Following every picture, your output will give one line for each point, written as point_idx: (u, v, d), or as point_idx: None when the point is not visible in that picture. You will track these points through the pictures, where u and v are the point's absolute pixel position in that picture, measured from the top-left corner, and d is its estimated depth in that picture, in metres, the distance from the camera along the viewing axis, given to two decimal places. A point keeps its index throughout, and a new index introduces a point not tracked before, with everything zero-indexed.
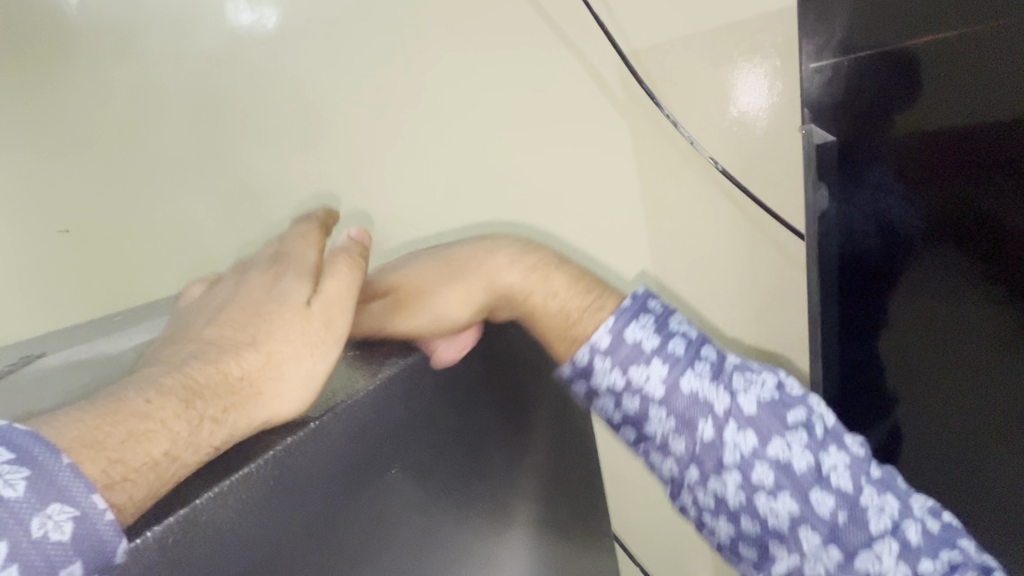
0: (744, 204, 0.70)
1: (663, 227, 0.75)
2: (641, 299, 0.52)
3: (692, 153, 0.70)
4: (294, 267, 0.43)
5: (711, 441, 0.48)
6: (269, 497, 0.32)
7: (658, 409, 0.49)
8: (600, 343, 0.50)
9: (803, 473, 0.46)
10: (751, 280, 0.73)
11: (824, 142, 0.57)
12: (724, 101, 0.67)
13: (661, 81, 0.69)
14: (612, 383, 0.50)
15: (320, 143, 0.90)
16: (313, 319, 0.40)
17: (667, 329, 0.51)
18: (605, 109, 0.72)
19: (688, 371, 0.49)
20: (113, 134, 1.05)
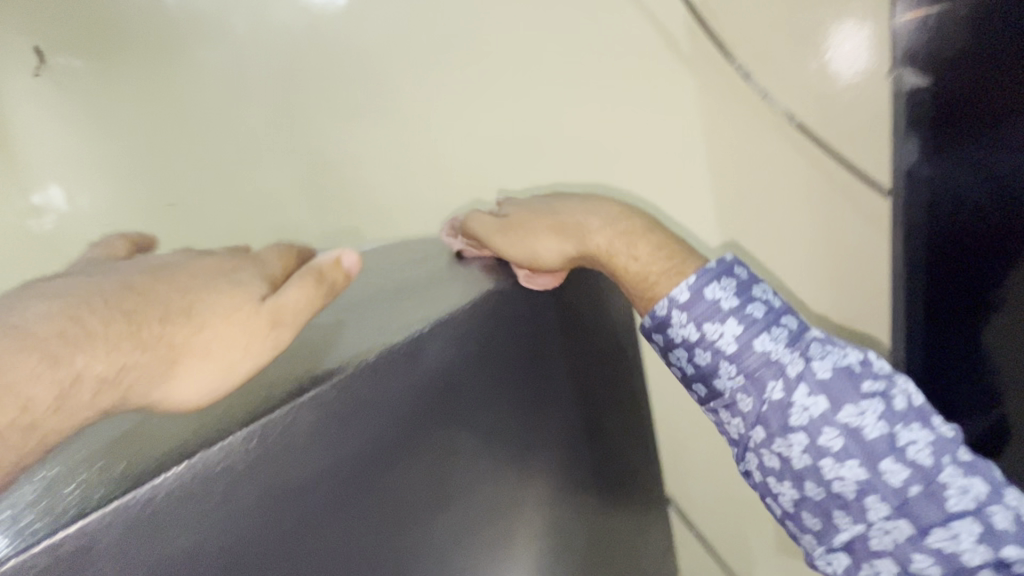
0: (821, 161, 0.65)
1: (731, 190, 0.70)
2: (729, 263, 0.54)
3: (764, 108, 0.66)
4: (279, 260, 0.43)
5: (780, 403, 0.51)
6: (320, 434, 0.38)
7: (727, 365, 0.52)
8: (680, 298, 0.53)
9: (875, 441, 0.49)
10: (826, 243, 0.68)
11: (914, 87, 0.53)
12: (804, 49, 0.62)
13: (734, 31, 0.64)
14: (685, 336, 0.53)
15: (381, 115, 0.92)
16: (260, 314, 0.37)
17: (747, 292, 0.53)
18: (670, 66, 0.68)
19: (762, 330, 0.52)
20: (207, 112, 1.15)
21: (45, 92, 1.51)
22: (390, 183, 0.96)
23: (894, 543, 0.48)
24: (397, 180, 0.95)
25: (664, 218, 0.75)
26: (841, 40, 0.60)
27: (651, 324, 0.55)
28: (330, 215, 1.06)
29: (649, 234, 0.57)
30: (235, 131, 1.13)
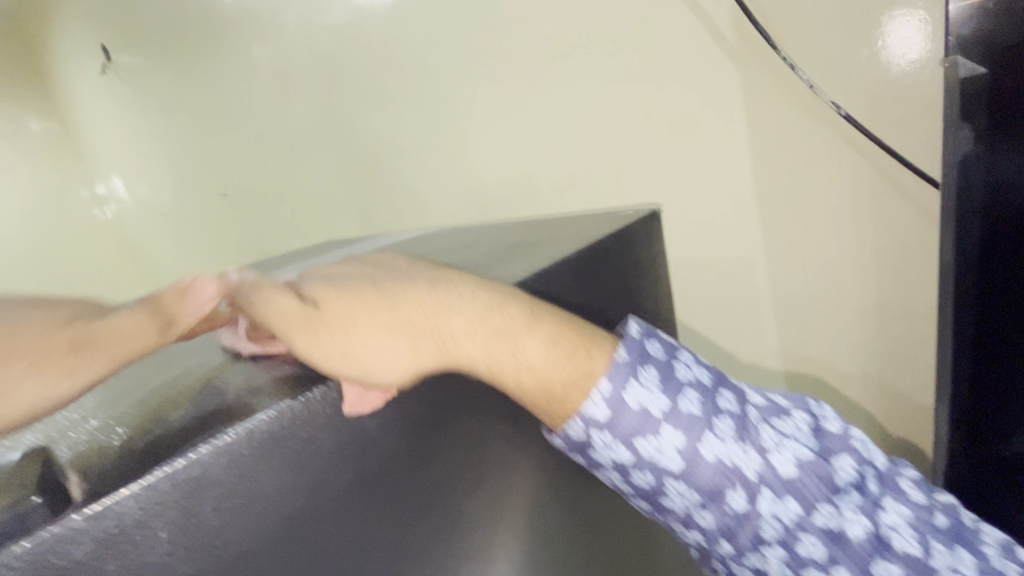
0: (871, 153, 0.63)
1: (774, 182, 0.69)
2: (640, 341, 0.37)
3: (810, 99, 0.64)
4: (432, 297, 0.33)
5: (745, 517, 0.36)
6: (324, 450, 0.27)
7: (675, 483, 0.36)
8: (596, 412, 0.35)
9: (856, 539, 0.36)
10: (875, 239, 0.65)
11: (969, 75, 0.47)
12: (852, 41, 0.61)
13: (780, 22, 0.63)
14: (615, 458, 0.36)
15: (425, 110, 0.94)
16: (61, 335, 0.26)
17: (674, 380, 0.37)
18: (714, 57, 0.67)
19: (707, 428, 0.36)
20: (261, 107, 1.21)
21: (111, 89, 1.61)
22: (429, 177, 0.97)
23: None
24: (437, 174, 0.96)
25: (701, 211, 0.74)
26: (893, 30, 0.59)
27: (565, 440, 0.36)
28: (374, 208, 1.09)
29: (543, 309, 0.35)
30: (285, 126, 1.19)
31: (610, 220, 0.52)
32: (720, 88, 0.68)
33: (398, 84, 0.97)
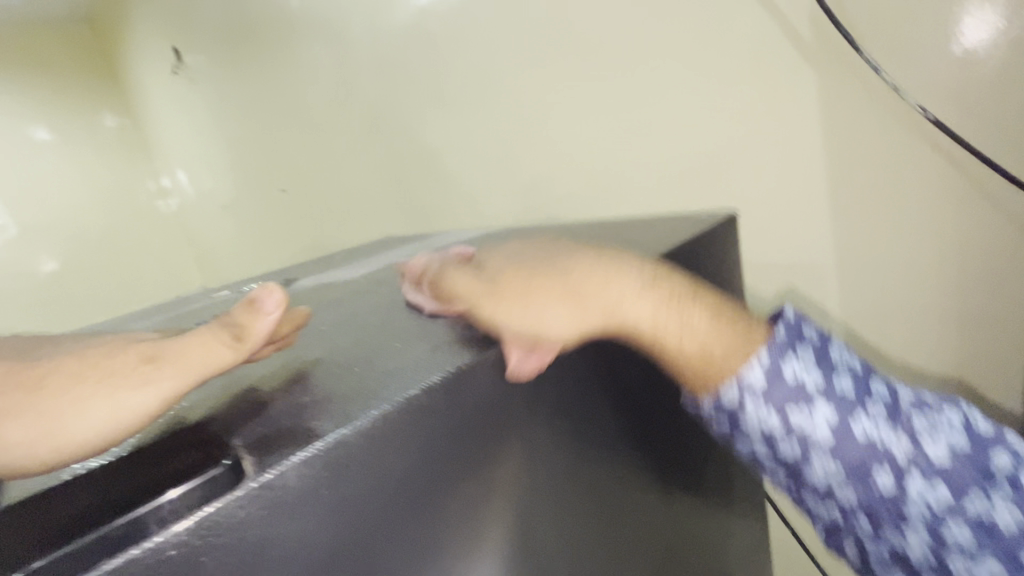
0: (961, 161, 0.58)
1: (848, 188, 0.65)
2: (795, 318, 0.39)
3: (893, 102, 0.60)
4: (603, 266, 0.38)
5: (893, 497, 0.35)
6: (355, 474, 0.26)
7: (820, 457, 0.36)
8: (751, 382, 0.37)
9: (1015, 535, 0.34)
10: (963, 253, 0.60)
11: None
12: (945, 40, 0.56)
13: (864, 20, 0.60)
14: (760, 426, 0.37)
15: (480, 109, 0.94)
16: (132, 353, 0.27)
17: (830, 359, 0.38)
18: (788, 58, 0.65)
19: (858, 410, 0.36)
20: (323, 106, 1.24)
21: (181, 89, 1.71)
22: (482, 177, 0.98)
23: None
24: (491, 173, 0.96)
25: (763, 212, 0.71)
26: (976, 27, 0.55)
27: (701, 409, 0.39)
28: (427, 206, 1.11)
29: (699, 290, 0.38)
30: (341, 123, 1.23)
31: (686, 223, 0.52)
32: (787, 83, 0.65)
33: (449, 80, 0.98)
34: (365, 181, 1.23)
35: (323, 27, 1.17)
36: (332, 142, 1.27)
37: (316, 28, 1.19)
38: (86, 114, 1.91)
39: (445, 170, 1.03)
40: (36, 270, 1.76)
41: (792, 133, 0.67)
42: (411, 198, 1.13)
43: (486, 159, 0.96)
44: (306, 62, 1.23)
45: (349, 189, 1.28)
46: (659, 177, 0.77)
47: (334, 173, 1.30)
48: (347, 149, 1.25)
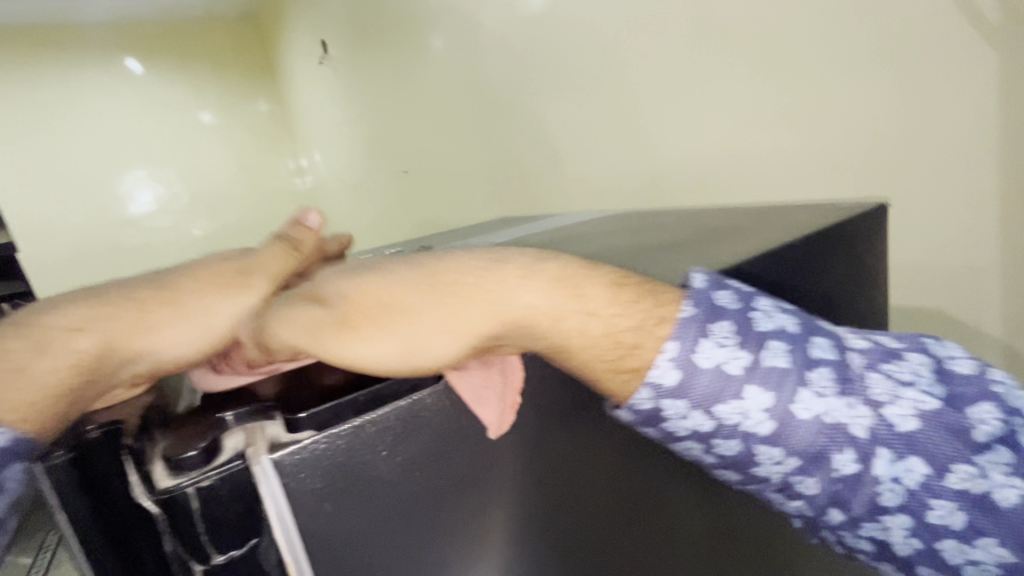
0: None
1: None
2: (797, 336, 0.32)
3: None
4: (489, 263, 0.30)
5: (857, 478, 0.32)
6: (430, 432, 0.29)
7: (764, 450, 0.32)
8: (664, 380, 0.31)
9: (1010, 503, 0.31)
10: None
11: None
12: None
13: None
14: (693, 426, 0.32)
15: (601, 97, 0.93)
16: (228, 268, 0.31)
17: (855, 384, 0.32)
18: (968, 38, 0.56)
19: (801, 387, 0.31)
20: (450, 93, 1.32)
21: (323, 76, 1.90)
22: (597, 163, 0.97)
23: None
24: (607, 160, 0.95)
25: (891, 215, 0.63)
26: None
27: (660, 434, 0.33)
28: (538, 190, 1.12)
29: (600, 265, 0.33)
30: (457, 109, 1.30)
31: (813, 215, 0.50)
32: (933, 70, 0.59)
33: (559, 68, 1.00)
34: (481, 163, 1.28)
35: (453, 18, 1.22)
36: (456, 127, 1.34)
37: (447, 19, 1.25)
38: (244, 98, 2.19)
39: (560, 156, 1.05)
40: (188, 232, 2.05)
41: (928, 128, 0.60)
42: (523, 183, 1.16)
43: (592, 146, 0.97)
44: (437, 52, 1.31)
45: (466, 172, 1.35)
46: (791, 169, 0.71)
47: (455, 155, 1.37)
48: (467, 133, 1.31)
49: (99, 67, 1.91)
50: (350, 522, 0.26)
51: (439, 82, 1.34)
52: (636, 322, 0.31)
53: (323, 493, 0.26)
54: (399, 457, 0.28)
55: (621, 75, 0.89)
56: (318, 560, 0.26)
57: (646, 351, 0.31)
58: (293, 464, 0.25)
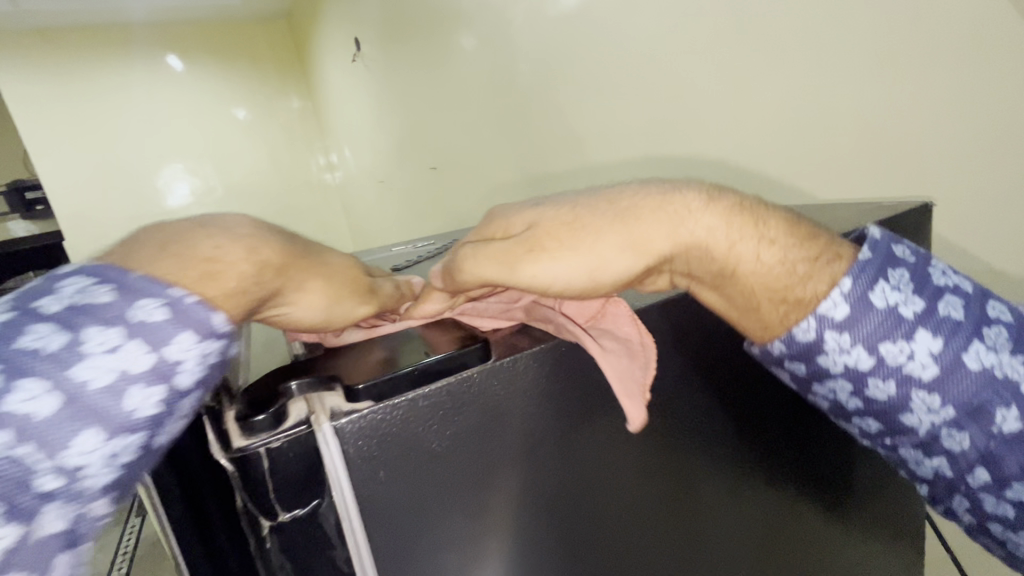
0: None
1: None
2: (972, 296, 0.34)
3: None
4: (667, 198, 0.33)
5: (1016, 435, 0.33)
6: (464, 416, 0.30)
7: (922, 396, 0.33)
8: (834, 314, 0.33)
9: None
10: None
11: None
12: None
13: None
14: (851, 363, 0.33)
15: (614, 97, 0.90)
16: (361, 277, 0.39)
17: (1021, 344, 0.34)
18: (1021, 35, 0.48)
19: (970, 339, 0.33)
20: (478, 91, 1.32)
21: (354, 75, 1.94)
22: (609, 166, 0.94)
23: None
24: (618, 162, 0.92)
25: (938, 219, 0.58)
26: None
27: (810, 372, 0.35)
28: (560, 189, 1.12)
29: (773, 203, 0.35)
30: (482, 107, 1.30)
31: (832, 213, 0.50)
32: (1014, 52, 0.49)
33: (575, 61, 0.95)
34: (506, 161, 1.29)
35: (482, 17, 1.23)
36: (484, 124, 1.35)
37: (474, 17, 1.25)
38: (277, 96, 2.25)
39: (577, 157, 1.03)
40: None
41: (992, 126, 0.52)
42: (544, 182, 1.15)
43: (609, 139, 0.93)
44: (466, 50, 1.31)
45: (492, 169, 1.36)
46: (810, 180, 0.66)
47: (482, 153, 1.38)
48: (493, 131, 1.31)
49: (141, 66, 1.97)
50: (399, 491, 0.28)
51: (469, 80, 1.34)
52: (809, 254, 0.33)
53: (377, 463, 0.28)
54: (448, 433, 0.29)
55: (633, 75, 0.85)
56: (369, 525, 0.28)
57: (812, 285, 0.33)
58: (351, 433, 0.27)
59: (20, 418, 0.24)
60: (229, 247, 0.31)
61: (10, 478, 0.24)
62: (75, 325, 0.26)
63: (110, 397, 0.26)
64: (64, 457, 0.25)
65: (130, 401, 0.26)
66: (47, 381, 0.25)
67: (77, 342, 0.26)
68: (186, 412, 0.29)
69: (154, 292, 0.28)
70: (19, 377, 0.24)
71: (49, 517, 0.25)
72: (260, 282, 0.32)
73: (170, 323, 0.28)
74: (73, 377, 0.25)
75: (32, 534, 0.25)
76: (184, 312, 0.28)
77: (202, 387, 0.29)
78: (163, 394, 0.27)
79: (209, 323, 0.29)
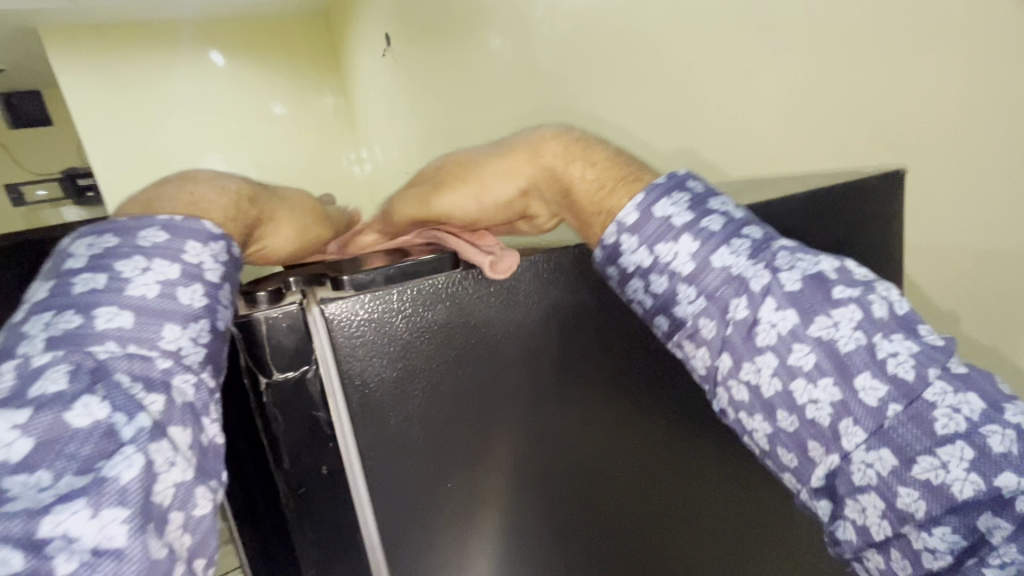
0: None
1: None
2: (734, 219, 0.40)
3: None
4: (536, 138, 0.46)
5: (745, 323, 0.38)
6: (427, 325, 0.37)
7: (685, 287, 0.39)
8: (626, 219, 0.40)
9: (853, 355, 0.36)
10: None
11: None
12: None
13: None
14: (636, 262, 0.40)
15: (614, 83, 0.94)
16: (312, 207, 0.47)
17: (763, 253, 0.39)
18: None
19: (722, 243, 0.39)
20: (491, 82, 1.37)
21: (384, 71, 2.01)
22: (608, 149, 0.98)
23: (877, 477, 0.36)
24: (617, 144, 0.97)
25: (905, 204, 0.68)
26: None
27: (616, 279, 0.42)
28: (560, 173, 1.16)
29: (606, 145, 0.45)
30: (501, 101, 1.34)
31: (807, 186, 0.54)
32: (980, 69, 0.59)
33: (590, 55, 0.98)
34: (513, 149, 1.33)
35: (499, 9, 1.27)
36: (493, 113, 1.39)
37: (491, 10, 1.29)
38: (311, 91, 2.35)
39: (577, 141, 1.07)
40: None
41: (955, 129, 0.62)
42: None
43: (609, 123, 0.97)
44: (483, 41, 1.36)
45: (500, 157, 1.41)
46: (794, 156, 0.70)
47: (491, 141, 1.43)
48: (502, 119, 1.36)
49: (188, 61, 2.09)
50: (377, 365, 0.36)
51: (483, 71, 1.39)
52: (615, 176, 0.43)
53: (356, 340, 0.35)
54: (422, 323, 0.37)
55: (635, 62, 0.89)
56: (348, 389, 0.35)
57: (615, 198, 0.41)
58: (338, 311, 0.34)
59: (113, 328, 0.32)
60: (204, 190, 0.39)
61: (136, 364, 0.32)
62: (103, 266, 0.33)
63: (166, 296, 0.33)
64: (160, 342, 0.33)
65: (184, 297, 0.34)
66: (114, 302, 0.32)
67: (115, 273, 0.33)
68: (228, 302, 0.36)
69: (146, 223, 0.35)
70: (94, 310, 0.32)
71: (180, 388, 0.32)
72: (242, 209, 0.40)
73: (172, 238, 0.35)
74: (129, 292, 0.32)
75: (176, 400, 0.32)
76: (176, 228, 0.35)
77: (227, 282, 0.37)
78: (202, 288, 0.35)
79: (202, 231, 0.36)
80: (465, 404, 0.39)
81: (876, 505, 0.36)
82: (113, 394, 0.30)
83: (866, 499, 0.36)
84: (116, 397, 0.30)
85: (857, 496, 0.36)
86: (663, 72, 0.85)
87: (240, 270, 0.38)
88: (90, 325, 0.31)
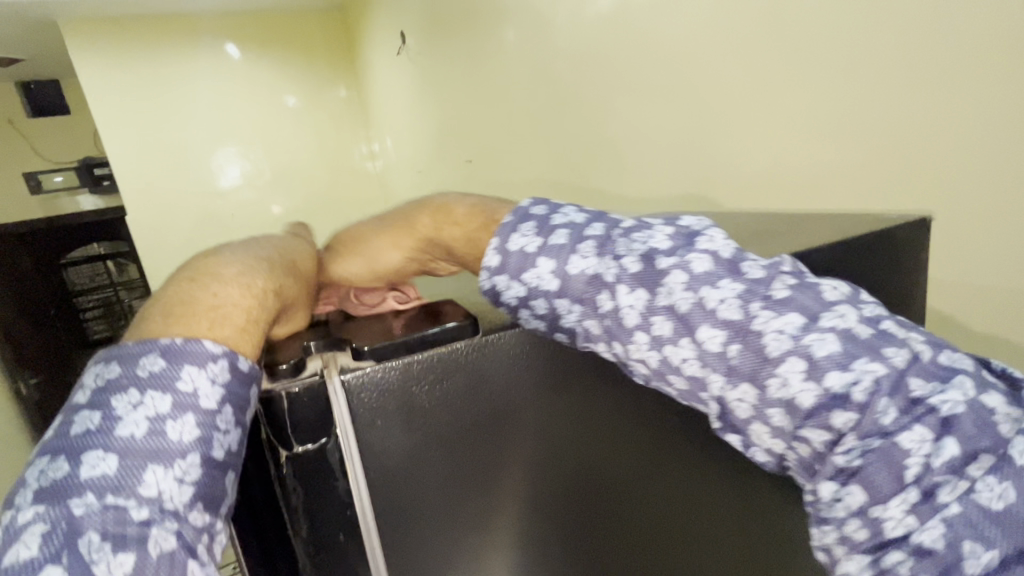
0: None
1: None
2: (579, 223, 0.38)
3: None
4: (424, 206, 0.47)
5: (615, 311, 0.36)
6: (390, 399, 0.36)
7: (560, 303, 0.37)
8: (491, 262, 0.39)
9: (689, 311, 0.34)
10: None
11: None
12: None
13: None
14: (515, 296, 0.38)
15: (627, 103, 0.92)
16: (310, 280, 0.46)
17: (608, 246, 0.37)
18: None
19: (572, 252, 0.37)
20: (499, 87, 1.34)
21: (399, 69, 1.98)
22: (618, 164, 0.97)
23: (753, 408, 0.33)
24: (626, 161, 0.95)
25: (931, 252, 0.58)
26: None
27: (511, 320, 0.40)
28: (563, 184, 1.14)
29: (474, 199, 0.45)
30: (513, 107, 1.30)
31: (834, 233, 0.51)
32: None
33: (608, 72, 0.95)
34: (519, 156, 1.31)
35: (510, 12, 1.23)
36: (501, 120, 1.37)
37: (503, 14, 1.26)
38: (323, 88, 2.33)
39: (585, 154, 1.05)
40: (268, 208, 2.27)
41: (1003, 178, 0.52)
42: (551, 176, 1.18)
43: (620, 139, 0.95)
44: (493, 45, 1.32)
45: (505, 164, 1.39)
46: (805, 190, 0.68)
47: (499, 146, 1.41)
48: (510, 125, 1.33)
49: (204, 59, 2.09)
50: (394, 436, 0.37)
51: (493, 76, 1.36)
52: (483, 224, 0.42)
53: (376, 411, 0.36)
54: (436, 389, 0.37)
55: (648, 80, 0.87)
56: (367, 462, 0.36)
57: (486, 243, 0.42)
58: (355, 382, 0.35)
59: (95, 477, 0.29)
60: (226, 291, 0.36)
61: (110, 519, 0.29)
62: (102, 402, 0.31)
63: (154, 434, 0.31)
64: (140, 488, 0.30)
65: (173, 432, 0.31)
66: (101, 445, 0.30)
67: (110, 409, 0.31)
68: (228, 426, 0.33)
69: (148, 349, 0.33)
70: (81, 456, 0.30)
71: (157, 538, 0.29)
72: (264, 309, 0.38)
73: (169, 364, 0.32)
74: (118, 432, 0.30)
75: (148, 558, 0.29)
76: (176, 352, 0.32)
77: (229, 403, 0.33)
78: (196, 417, 0.32)
79: (202, 353, 0.33)
80: (436, 453, 0.38)
81: (763, 429, 0.33)
82: (75, 566, 0.28)
83: (754, 428, 0.34)
84: (80, 568, 0.28)
85: (748, 426, 0.34)
86: (679, 95, 0.81)
87: (253, 387, 0.35)
88: (75, 474, 0.29)
